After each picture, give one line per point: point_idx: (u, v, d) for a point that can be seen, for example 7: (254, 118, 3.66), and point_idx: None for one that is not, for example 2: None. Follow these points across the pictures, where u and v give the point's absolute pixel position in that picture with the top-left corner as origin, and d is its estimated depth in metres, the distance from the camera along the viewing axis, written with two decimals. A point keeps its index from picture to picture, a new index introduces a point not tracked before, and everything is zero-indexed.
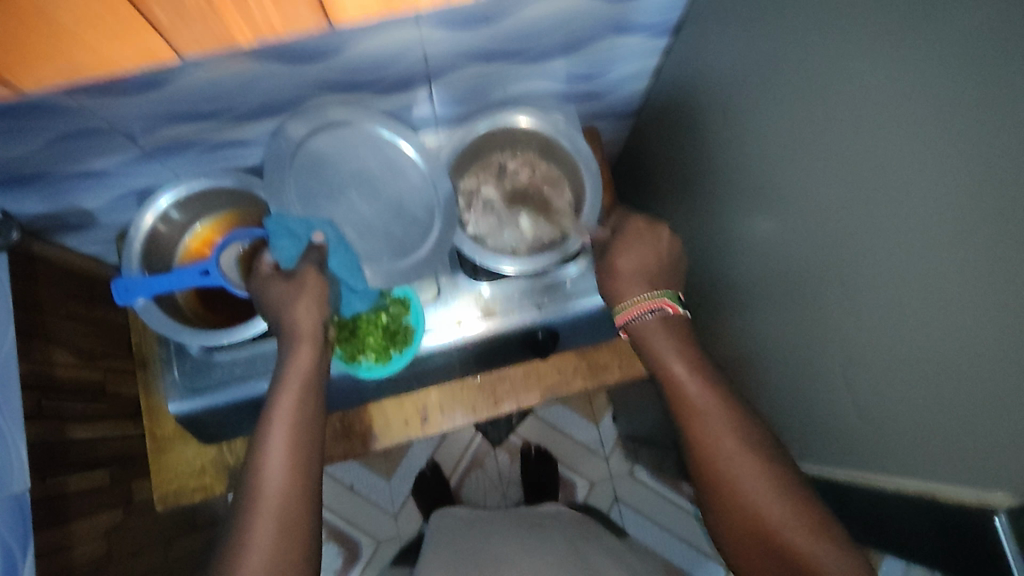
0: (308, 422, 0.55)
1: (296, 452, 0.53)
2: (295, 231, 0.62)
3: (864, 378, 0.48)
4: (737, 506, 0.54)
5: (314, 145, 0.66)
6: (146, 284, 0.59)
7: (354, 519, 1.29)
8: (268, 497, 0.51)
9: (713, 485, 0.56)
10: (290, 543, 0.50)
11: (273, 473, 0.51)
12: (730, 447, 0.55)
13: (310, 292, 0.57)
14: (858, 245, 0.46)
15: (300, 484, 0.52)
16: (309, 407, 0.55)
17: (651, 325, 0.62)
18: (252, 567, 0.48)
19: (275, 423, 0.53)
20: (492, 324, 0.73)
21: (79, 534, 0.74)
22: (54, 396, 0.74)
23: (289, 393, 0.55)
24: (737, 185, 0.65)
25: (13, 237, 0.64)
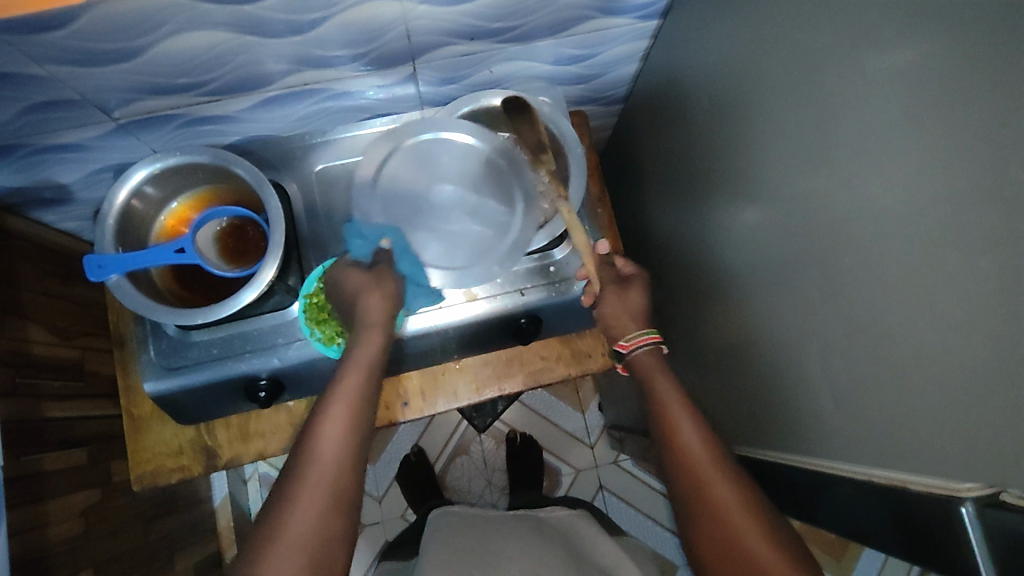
0: (366, 404, 0.57)
1: (352, 431, 0.54)
2: (368, 235, 0.66)
3: (841, 369, 0.48)
4: (709, 521, 0.51)
5: (395, 163, 0.69)
6: (120, 260, 0.57)
7: None
8: (320, 467, 0.51)
9: (689, 498, 0.53)
10: (333, 515, 0.50)
11: (327, 445, 0.53)
12: (702, 453, 0.54)
13: (381, 287, 0.62)
14: (839, 234, 0.46)
15: (350, 461, 0.53)
16: (369, 391, 0.58)
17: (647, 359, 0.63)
18: (294, 530, 0.48)
19: (336, 399, 0.56)
20: (474, 309, 0.71)
21: (54, 512, 0.74)
22: (28, 373, 0.73)
23: (354, 376, 0.57)
24: (722, 173, 0.64)
25: None
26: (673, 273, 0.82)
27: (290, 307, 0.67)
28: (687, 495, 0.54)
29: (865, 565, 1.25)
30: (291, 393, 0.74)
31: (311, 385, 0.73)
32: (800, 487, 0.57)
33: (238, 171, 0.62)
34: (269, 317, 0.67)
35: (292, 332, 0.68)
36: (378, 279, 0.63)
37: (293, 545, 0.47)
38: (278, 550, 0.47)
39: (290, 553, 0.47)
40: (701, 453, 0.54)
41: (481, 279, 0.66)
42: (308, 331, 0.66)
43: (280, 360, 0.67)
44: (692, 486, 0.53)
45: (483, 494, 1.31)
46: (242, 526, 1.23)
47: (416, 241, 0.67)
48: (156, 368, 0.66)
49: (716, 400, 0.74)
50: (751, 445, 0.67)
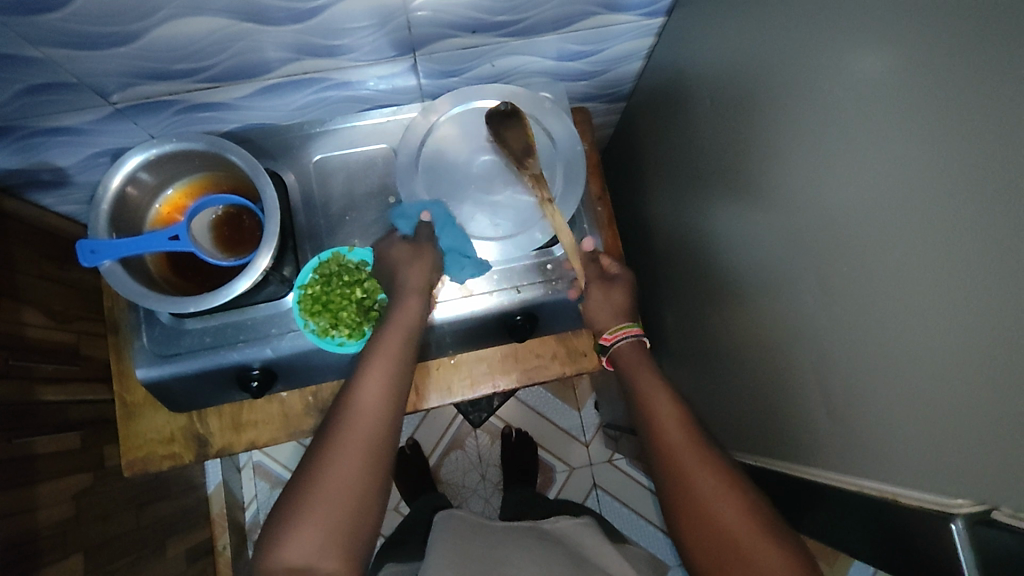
0: (405, 364, 0.59)
1: (392, 386, 0.56)
2: (411, 213, 0.68)
3: (836, 377, 0.47)
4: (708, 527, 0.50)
5: (435, 140, 0.70)
6: (113, 246, 0.57)
7: None
8: (364, 413, 0.54)
9: (684, 508, 0.52)
10: (375, 458, 0.51)
11: (370, 396, 0.55)
12: (694, 460, 0.53)
13: (423, 258, 0.65)
14: (839, 241, 0.45)
15: (390, 410, 0.55)
16: (408, 352, 0.60)
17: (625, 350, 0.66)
18: (337, 471, 0.50)
19: (379, 356, 0.58)
20: (470, 304, 0.70)
21: (46, 496, 0.74)
22: (22, 356, 0.73)
23: (394, 337, 0.59)
24: (724, 175, 0.63)
25: None
26: (671, 273, 0.82)
27: (284, 298, 0.67)
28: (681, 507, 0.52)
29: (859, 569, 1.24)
30: (284, 383, 0.73)
31: (304, 376, 0.73)
32: (790, 493, 0.56)
33: (234, 159, 0.62)
34: (262, 307, 0.67)
35: (286, 323, 0.67)
36: (419, 250, 0.66)
37: (339, 481, 0.49)
38: (324, 485, 0.49)
39: (336, 488, 0.49)
40: (693, 460, 0.53)
41: (525, 246, 0.67)
42: (302, 322, 0.65)
43: (273, 351, 0.67)
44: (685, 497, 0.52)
45: (477, 489, 1.31)
46: (235, 513, 1.23)
47: (462, 215, 0.70)
48: (149, 355, 0.66)
49: (712, 403, 0.74)
50: (744, 451, 0.67)
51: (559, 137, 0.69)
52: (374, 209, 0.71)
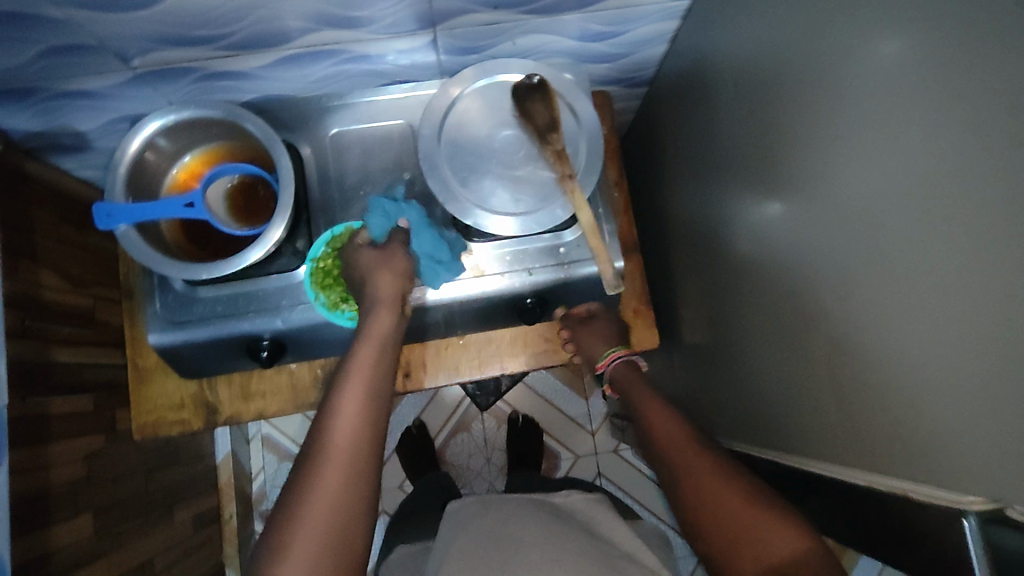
0: (377, 383, 0.55)
1: (365, 411, 0.53)
2: (388, 212, 0.65)
3: (851, 370, 0.46)
4: (719, 528, 0.50)
5: (457, 112, 0.63)
6: (129, 210, 0.57)
7: None
8: (334, 448, 0.51)
9: (696, 516, 0.52)
10: (352, 496, 0.50)
11: (342, 428, 0.52)
12: (681, 453, 0.56)
13: (396, 265, 0.61)
14: (859, 232, 0.44)
15: (367, 438, 0.52)
16: (381, 371, 0.56)
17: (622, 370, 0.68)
18: (310, 514, 0.48)
19: (351, 377, 0.55)
20: (482, 284, 0.70)
21: (57, 455, 0.75)
22: (38, 317, 0.74)
23: (362, 359, 0.56)
24: (745, 163, 0.62)
25: None
26: (686, 261, 0.81)
27: (297, 270, 0.67)
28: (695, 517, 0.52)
29: (866, 567, 1.23)
30: (293, 355, 0.73)
31: (313, 349, 0.73)
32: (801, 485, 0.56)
33: (250, 129, 0.61)
34: (274, 279, 0.67)
35: (296, 295, 0.67)
36: (390, 255, 0.62)
37: (316, 523, 0.48)
38: (299, 529, 0.48)
39: (311, 532, 0.48)
40: (680, 454, 0.56)
41: (546, 223, 0.60)
42: (312, 294, 0.66)
43: (283, 322, 0.67)
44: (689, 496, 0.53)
45: (482, 471, 1.32)
46: (242, 483, 1.24)
47: (481, 190, 0.61)
48: (161, 321, 0.67)
49: (721, 394, 0.73)
50: (753, 442, 0.66)
51: (587, 114, 0.62)
52: (389, 184, 0.71)
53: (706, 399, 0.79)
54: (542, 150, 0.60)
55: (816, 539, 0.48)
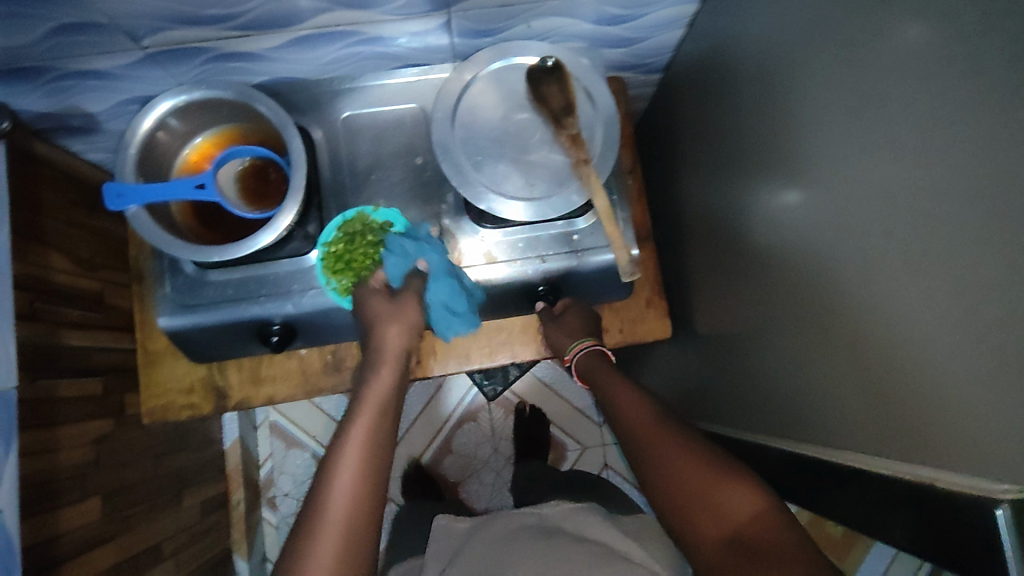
0: (379, 444, 0.55)
1: (366, 471, 0.53)
2: (405, 253, 0.64)
3: (873, 358, 0.45)
4: (687, 501, 0.54)
5: (471, 95, 0.62)
6: (139, 190, 0.57)
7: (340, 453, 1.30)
8: (332, 516, 0.50)
9: (667, 498, 0.55)
10: (350, 567, 0.49)
11: (341, 490, 0.51)
12: (647, 436, 0.60)
13: (404, 319, 0.62)
14: (878, 218, 0.43)
15: (366, 504, 0.52)
16: (383, 432, 0.56)
17: (590, 362, 0.71)
18: None
19: (352, 437, 0.55)
20: (494, 272, 0.69)
21: (67, 438, 0.76)
22: (48, 300, 0.74)
23: (363, 420, 0.56)
24: (762, 150, 0.61)
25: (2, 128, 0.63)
26: (699, 251, 0.80)
27: (307, 255, 0.67)
28: (666, 495, 0.55)
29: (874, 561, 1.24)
30: (304, 340, 0.73)
31: (324, 334, 0.73)
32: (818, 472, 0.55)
33: (263, 110, 0.61)
34: (285, 263, 0.67)
35: (308, 279, 0.67)
36: (401, 307, 0.62)
37: None
38: None
39: None
40: (648, 435, 0.61)
41: (560, 209, 0.59)
42: (324, 280, 0.65)
43: (294, 306, 0.67)
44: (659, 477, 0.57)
45: (489, 461, 1.32)
46: (250, 470, 1.25)
47: (493, 174, 0.60)
48: (171, 304, 0.66)
49: (736, 385, 0.72)
50: (767, 431, 0.65)
51: (604, 100, 0.61)
52: (401, 169, 0.70)
53: (718, 389, 0.78)
54: (557, 136, 0.59)
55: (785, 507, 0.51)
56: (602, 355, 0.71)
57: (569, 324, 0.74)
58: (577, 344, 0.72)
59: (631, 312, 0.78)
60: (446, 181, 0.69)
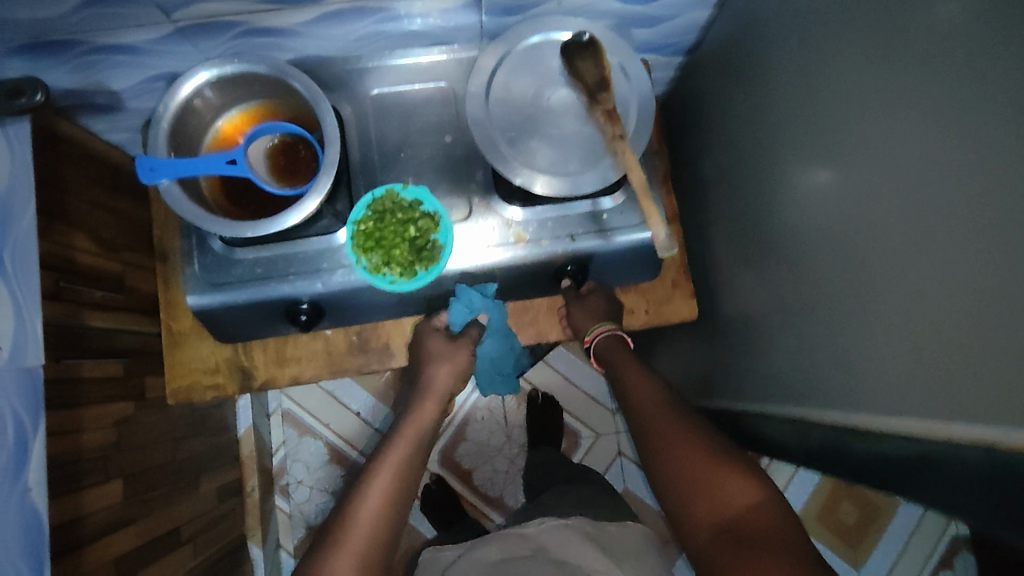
0: (401, 482, 0.65)
1: (387, 505, 0.63)
2: (473, 305, 0.72)
3: (933, 327, 0.45)
4: (690, 485, 0.60)
5: (505, 70, 0.61)
6: (173, 165, 0.56)
7: (350, 437, 1.29)
8: (354, 537, 0.60)
9: (670, 479, 0.62)
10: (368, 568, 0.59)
11: (363, 518, 0.61)
12: (657, 426, 0.66)
13: (456, 363, 0.72)
14: (934, 187, 0.43)
15: (389, 519, 0.62)
16: (405, 473, 0.66)
17: (609, 345, 0.73)
18: None
19: (380, 474, 0.65)
20: (522, 251, 0.68)
21: (90, 420, 0.75)
22: (71, 279, 0.74)
23: (391, 461, 0.66)
24: (795, 129, 0.60)
25: (38, 99, 0.61)
26: (723, 234, 0.79)
27: (336, 234, 0.66)
28: (672, 479, 0.61)
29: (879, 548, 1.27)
30: (330, 320, 0.73)
31: (351, 314, 0.72)
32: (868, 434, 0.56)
33: (296, 87, 0.60)
34: (314, 241, 0.66)
35: (337, 258, 0.67)
36: (454, 352, 0.73)
37: None
38: None
39: None
40: (660, 423, 0.66)
41: (594, 185, 0.58)
42: (354, 259, 0.64)
43: (324, 285, 0.66)
44: (669, 464, 0.62)
45: (502, 449, 1.32)
46: (264, 458, 1.24)
47: (526, 149, 0.60)
48: (200, 282, 0.65)
49: (761, 367, 0.72)
50: (799, 406, 0.65)
51: (638, 75, 0.60)
52: (429, 147, 0.69)
53: (742, 372, 0.78)
54: (592, 112, 0.58)
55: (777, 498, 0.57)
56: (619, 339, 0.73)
57: (591, 306, 0.74)
58: (592, 329, 0.73)
59: (657, 293, 0.78)
60: (476, 160, 0.69)
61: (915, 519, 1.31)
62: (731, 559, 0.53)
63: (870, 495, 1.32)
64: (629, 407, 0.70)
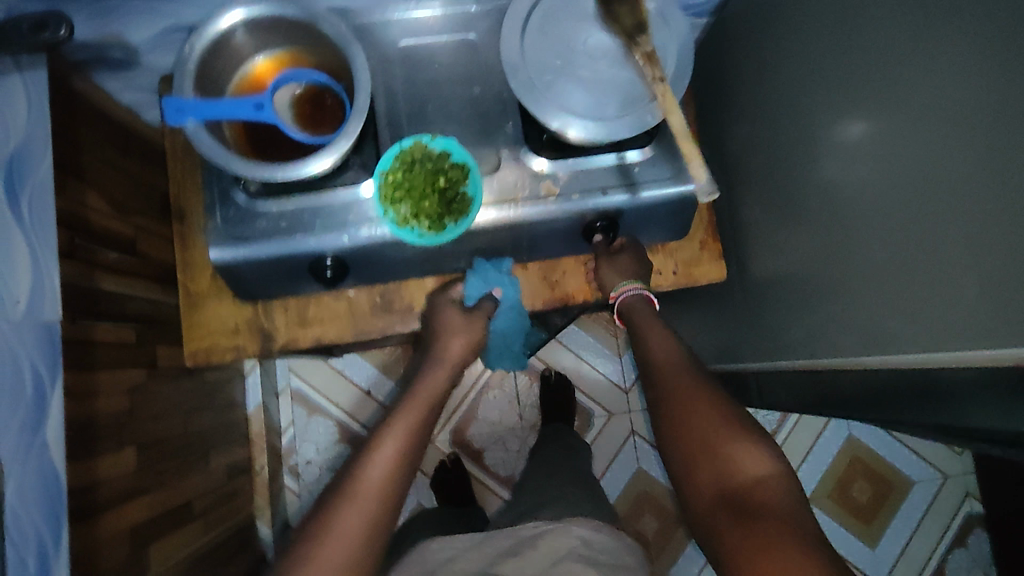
0: (412, 443, 0.64)
1: (398, 464, 0.62)
2: (487, 279, 0.73)
3: (999, 253, 0.43)
4: (694, 452, 0.59)
5: (541, 10, 0.60)
6: (200, 105, 0.55)
7: (351, 410, 1.27)
8: (364, 493, 0.59)
9: (681, 442, 0.60)
10: (367, 544, 0.58)
11: (374, 474, 0.60)
12: (671, 387, 0.64)
13: (470, 332, 0.72)
14: (995, 111, 0.42)
15: (392, 494, 0.60)
16: (416, 433, 0.65)
17: (639, 304, 0.71)
18: (332, 542, 0.56)
19: (390, 434, 0.64)
20: (553, 205, 0.66)
21: (105, 385, 0.72)
22: (86, 239, 0.71)
23: (404, 419, 0.65)
24: (834, 74, 0.59)
25: (62, 34, 0.54)
26: (750, 196, 0.78)
27: (362, 186, 0.64)
28: (681, 442, 0.60)
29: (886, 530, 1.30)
30: (355, 278, 0.71)
31: (376, 271, 0.71)
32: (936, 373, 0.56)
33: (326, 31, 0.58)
34: (340, 194, 0.64)
35: (364, 212, 0.65)
36: (471, 324, 0.72)
37: (334, 553, 0.56)
38: (319, 556, 0.56)
39: (327, 561, 0.56)
40: (674, 385, 0.64)
41: (629, 130, 0.57)
42: (381, 211, 0.63)
43: (350, 239, 0.65)
44: (684, 426, 0.61)
45: (515, 428, 1.30)
46: (273, 438, 1.22)
47: (560, 90, 0.58)
48: (222, 236, 0.64)
49: (794, 326, 0.72)
50: (837, 357, 0.65)
51: (677, 19, 0.59)
52: (457, 100, 0.68)
53: (772, 335, 0.77)
54: (632, 54, 0.57)
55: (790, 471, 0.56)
56: (646, 298, 0.71)
57: (620, 264, 0.73)
58: (618, 288, 0.72)
59: (686, 254, 0.77)
60: (506, 112, 0.67)
61: (928, 496, 1.32)
62: (732, 531, 0.52)
63: (883, 472, 1.33)
64: (647, 366, 0.68)
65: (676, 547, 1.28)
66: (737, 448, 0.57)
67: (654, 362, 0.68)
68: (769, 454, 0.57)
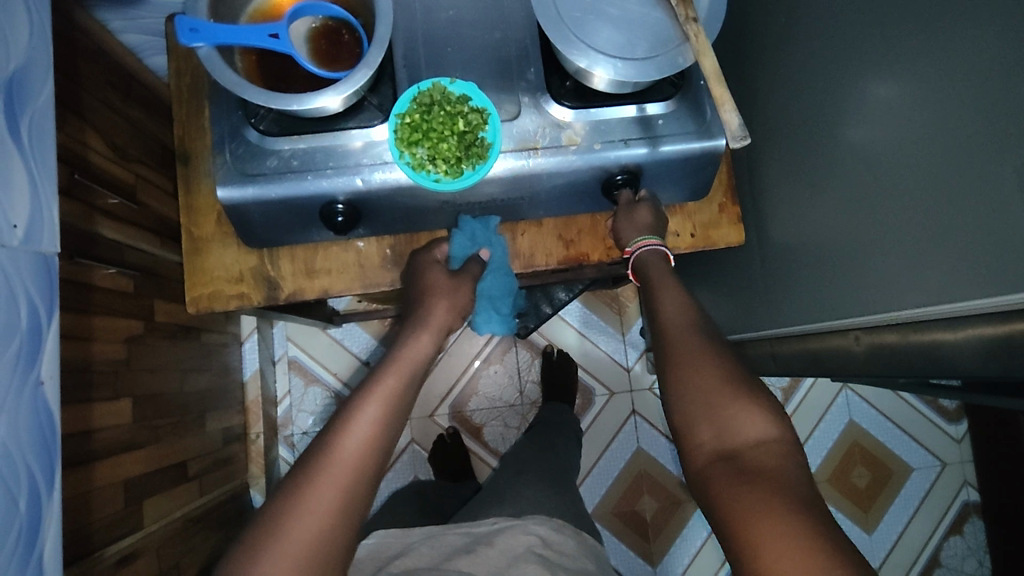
0: (402, 402, 0.55)
1: (384, 426, 0.52)
2: (474, 239, 0.70)
3: None
4: (689, 408, 0.54)
5: None
6: (215, 29, 0.52)
7: (339, 371, 1.25)
8: (342, 459, 0.50)
9: (680, 406, 0.54)
10: (342, 515, 0.49)
11: (353, 439, 0.51)
12: (680, 346, 0.57)
13: (463, 291, 0.66)
14: None
15: (372, 463, 0.51)
16: (407, 393, 0.55)
17: (656, 261, 0.67)
18: (307, 511, 0.48)
19: (376, 392, 0.54)
20: (574, 155, 0.64)
21: (100, 331, 0.69)
22: (86, 177, 0.69)
23: (392, 375, 0.55)
24: (858, 25, 0.58)
25: None
26: (771, 160, 0.77)
27: (377, 129, 0.62)
28: (674, 401, 0.55)
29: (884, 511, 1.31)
30: (365, 226, 0.69)
31: (388, 221, 0.70)
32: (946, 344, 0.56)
33: None
34: (354, 133, 0.62)
35: (379, 154, 0.62)
36: (461, 285, 0.67)
37: (308, 524, 0.47)
38: (291, 526, 0.47)
39: (300, 533, 0.47)
40: (681, 345, 0.57)
41: (659, 72, 0.56)
42: (397, 153, 0.61)
43: (363, 182, 0.62)
44: (682, 384, 0.55)
45: (514, 405, 1.28)
46: (269, 407, 1.20)
47: (589, 29, 0.56)
48: (231, 173, 0.61)
49: (813, 291, 0.70)
50: (842, 318, 0.66)
51: None
52: (478, 44, 0.66)
53: (790, 303, 0.75)
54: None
55: (787, 429, 0.52)
56: (661, 257, 0.68)
57: (637, 219, 0.69)
58: (632, 245, 0.69)
59: (704, 216, 0.76)
60: (527, 58, 0.65)
61: (927, 484, 1.32)
62: (730, 489, 0.48)
63: (883, 458, 1.33)
64: (650, 319, 0.63)
65: (672, 531, 1.26)
66: (749, 415, 0.51)
67: (651, 325, 0.62)
68: (782, 424, 0.51)
